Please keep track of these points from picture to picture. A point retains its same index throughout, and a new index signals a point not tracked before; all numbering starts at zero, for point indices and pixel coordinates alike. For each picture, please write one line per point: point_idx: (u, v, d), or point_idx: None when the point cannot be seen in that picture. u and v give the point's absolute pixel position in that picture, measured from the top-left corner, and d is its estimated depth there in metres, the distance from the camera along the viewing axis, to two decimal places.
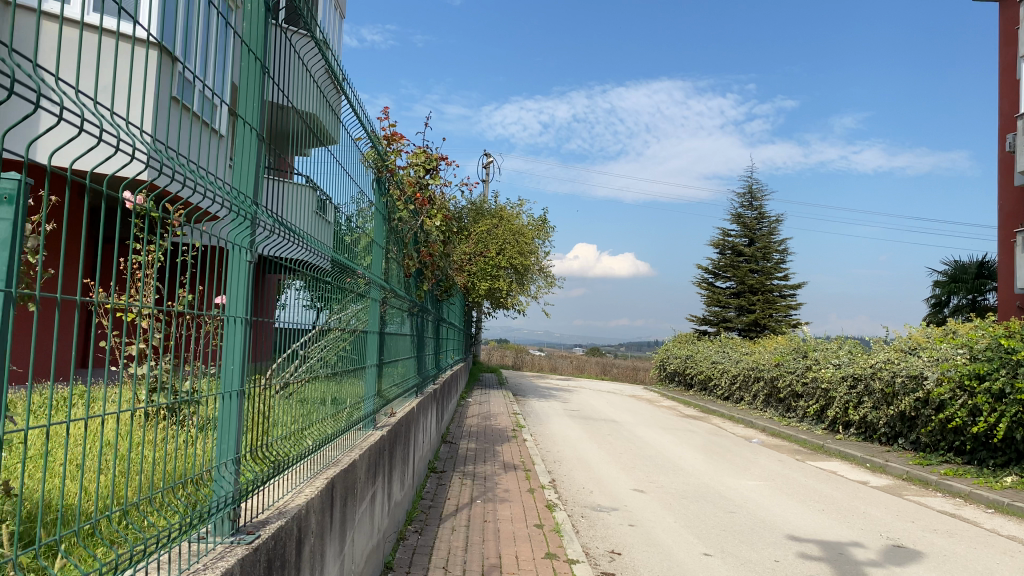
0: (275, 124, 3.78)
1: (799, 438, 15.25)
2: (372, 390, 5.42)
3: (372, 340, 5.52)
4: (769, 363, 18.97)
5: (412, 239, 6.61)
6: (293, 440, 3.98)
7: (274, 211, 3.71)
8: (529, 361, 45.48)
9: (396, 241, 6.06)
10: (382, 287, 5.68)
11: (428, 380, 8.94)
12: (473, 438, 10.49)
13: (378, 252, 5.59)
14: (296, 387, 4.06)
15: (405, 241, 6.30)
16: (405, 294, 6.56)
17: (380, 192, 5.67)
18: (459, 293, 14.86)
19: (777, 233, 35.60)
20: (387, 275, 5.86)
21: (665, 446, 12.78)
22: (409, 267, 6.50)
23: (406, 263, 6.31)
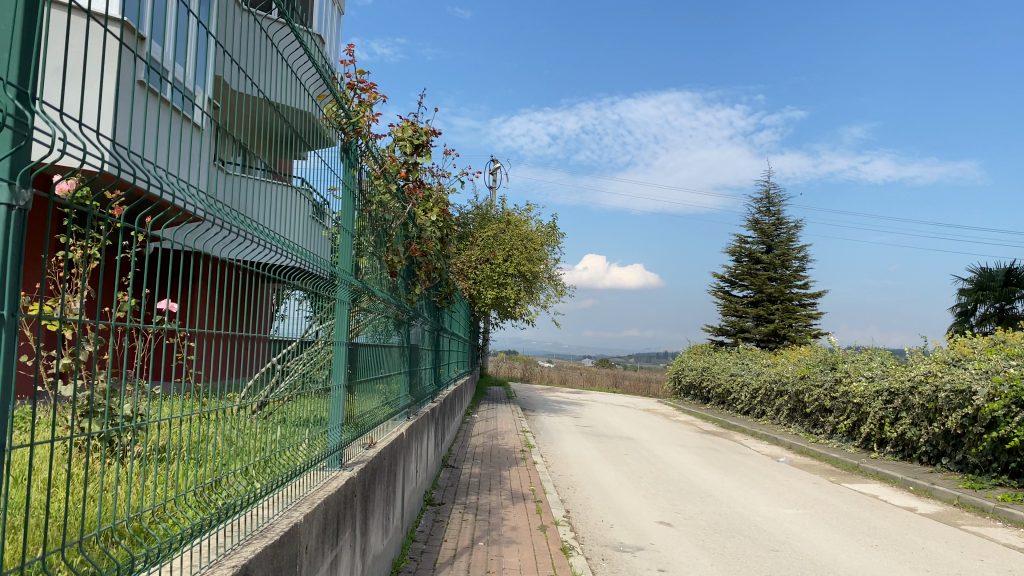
0: (254, 122, 3.33)
1: (830, 456, 14.15)
2: (338, 419, 4.47)
3: (342, 353, 4.55)
4: (793, 376, 17.89)
5: (400, 231, 5.63)
6: (266, 464, 3.56)
7: (244, 209, 3.24)
8: (538, 374, 44.55)
9: (375, 235, 5.07)
10: (351, 283, 4.61)
11: (425, 399, 7.97)
12: (477, 461, 9.49)
13: (348, 242, 4.57)
14: (275, 407, 3.64)
15: (389, 233, 5.34)
16: (390, 298, 5.57)
17: (348, 164, 4.61)
18: (462, 301, 13.89)
19: (795, 239, 34.54)
20: (362, 275, 4.86)
21: (687, 467, 11.75)
22: (396, 265, 5.51)
23: (390, 258, 5.31)
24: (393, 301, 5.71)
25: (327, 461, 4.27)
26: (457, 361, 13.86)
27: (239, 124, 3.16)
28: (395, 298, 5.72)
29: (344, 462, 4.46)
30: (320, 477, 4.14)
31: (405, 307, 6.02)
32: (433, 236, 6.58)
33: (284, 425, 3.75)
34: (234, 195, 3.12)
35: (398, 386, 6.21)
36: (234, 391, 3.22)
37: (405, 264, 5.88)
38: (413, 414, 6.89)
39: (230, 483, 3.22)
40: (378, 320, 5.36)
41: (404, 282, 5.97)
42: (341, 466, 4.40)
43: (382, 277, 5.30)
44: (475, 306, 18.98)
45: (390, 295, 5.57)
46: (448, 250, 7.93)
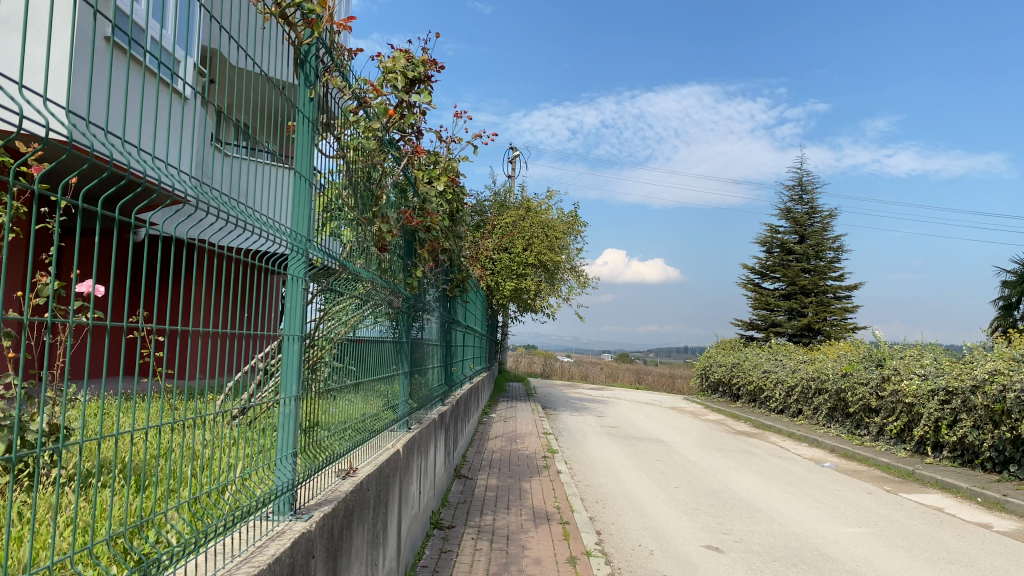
0: (261, 102, 2.96)
1: (879, 461, 12.98)
2: (289, 443, 3.33)
3: (297, 352, 3.39)
4: (834, 373, 16.70)
5: (390, 195, 4.55)
6: (252, 478, 3.01)
7: (246, 197, 2.87)
8: (558, 370, 43.54)
9: (354, 193, 3.97)
10: (312, 254, 3.42)
11: (434, 402, 6.95)
12: (494, 470, 8.44)
13: (307, 196, 3.40)
14: (258, 415, 3.02)
15: (377, 196, 4.28)
16: (378, 279, 4.45)
17: (308, 83, 3.39)
18: (477, 292, 12.84)
19: (830, 228, 33.15)
20: (330, 247, 3.68)
21: (726, 474, 10.66)
22: (387, 238, 4.41)
23: (379, 226, 4.22)
24: (383, 286, 4.59)
25: (275, 504, 3.16)
26: (473, 358, 12.78)
27: (241, 104, 2.78)
28: (385, 279, 4.60)
29: (297, 506, 3.31)
30: (260, 531, 3.01)
31: (398, 289, 4.87)
32: (439, 207, 5.47)
33: (271, 437, 3.18)
34: (234, 180, 2.76)
35: (393, 388, 5.11)
36: (210, 394, 2.65)
37: (399, 240, 4.79)
38: (416, 423, 5.81)
39: (170, 521, 2.49)
40: (361, 305, 4.27)
41: (399, 260, 4.87)
42: (296, 512, 3.26)
43: (363, 252, 4.13)
44: (493, 298, 17.96)
45: (375, 275, 4.39)
46: (461, 231, 6.88)
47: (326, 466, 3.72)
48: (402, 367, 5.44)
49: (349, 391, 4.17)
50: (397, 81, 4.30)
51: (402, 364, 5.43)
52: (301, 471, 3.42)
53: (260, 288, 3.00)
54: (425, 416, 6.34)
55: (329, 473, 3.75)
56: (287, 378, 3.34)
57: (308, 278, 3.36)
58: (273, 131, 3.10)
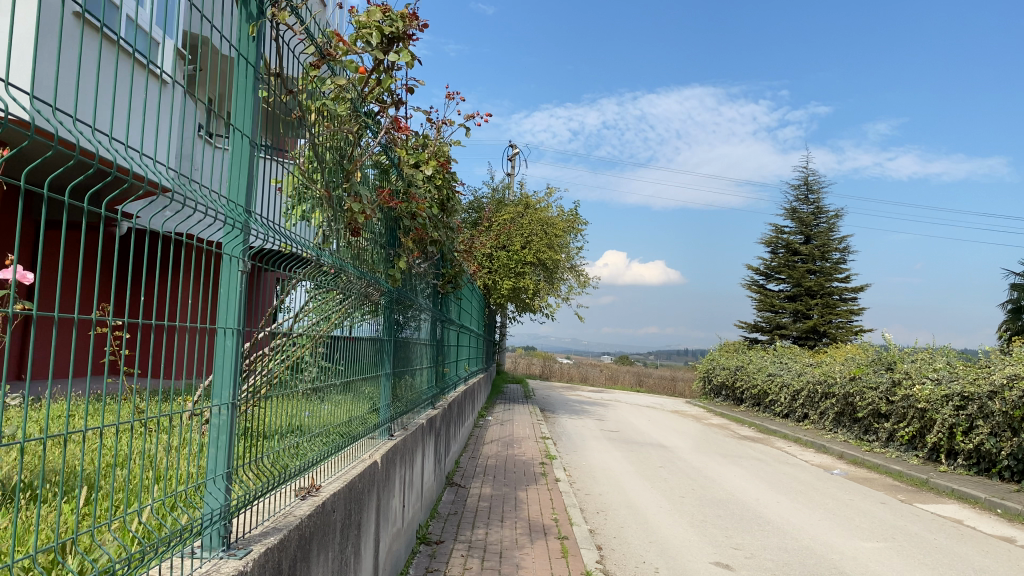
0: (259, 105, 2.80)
1: (890, 469, 12.51)
2: (220, 462, 2.71)
3: (230, 349, 2.67)
4: (841, 376, 16.22)
5: (365, 172, 4.03)
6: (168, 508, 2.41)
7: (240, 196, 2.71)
8: (558, 371, 43.09)
9: (321, 165, 3.42)
10: (273, 240, 2.90)
11: (421, 406, 6.42)
12: (489, 478, 7.99)
13: (249, 162, 2.72)
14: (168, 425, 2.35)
15: (347, 170, 3.75)
16: (353, 269, 3.94)
17: (247, 21, 2.69)
18: (473, 291, 12.40)
19: (836, 229, 32.66)
20: (300, 235, 3.21)
21: (733, 482, 10.20)
22: (360, 220, 3.88)
23: (351, 206, 3.72)
24: (359, 277, 4.09)
25: (203, 539, 2.58)
26: (469, 359, 12.31)
27: (235, 103, 2.63)
28: (361, 270, 4.09)
29: (232, 541, 2.71)
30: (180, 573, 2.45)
31: (377, 283, 4.36)
32: (426, 194, 4.97)
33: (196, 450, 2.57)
34: (228, 179, 2.62)
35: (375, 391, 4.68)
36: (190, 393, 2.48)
37: (376, 224, 4.28)
38: (401, 429, 5.33)
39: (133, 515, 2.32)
40: (343, 300, 3.95)
41: (379, 249, 4.37)
42: (227, 546, 2.66)
43: (334, 237, 3.64)
44: (491, 297, 17.49)
45: (348, 266, 3.88)
46: (452, 223, 6.39)
47: (281, 487, 3.19)
48: (383, 368, 4.94)
49: (316, 396, 3.67)
50: (370, 37, 3.79)
51: (384, 365, 4.93)
52: (239, 495, 2.80)
53: (218, 280, 2.57)
54: (412, 421, 5.86)
55: (289, 491, 3.25)
56: (221, 383, 2.66)
57: (247, 255, 2.70)
58: (269, 128, 2.91)
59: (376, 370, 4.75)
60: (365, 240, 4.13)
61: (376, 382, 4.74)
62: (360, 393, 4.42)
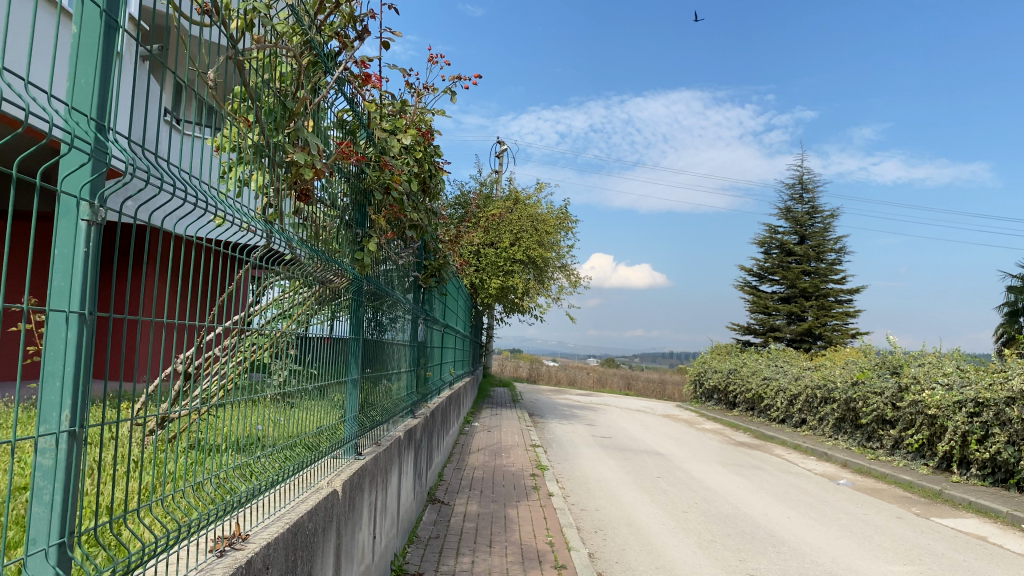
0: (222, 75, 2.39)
1: (898, 478, 11.88)
2: (53, 528, 1.80)
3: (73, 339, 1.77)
4: (842, 381, 15.58)
5: (320, 121, 3.24)
6: None
7: (198, 178, 2.29)
8: (546, 373, 42.39)
9: (251, 96, 2.62)
10: (202, 205, 2.26)
11: (399, 417, 5.66)
12: (476, 493, 7.22)
13: (103, 41, 1.83)
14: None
15: (292, 111, 2.95)
16: (306, 250, 3.13)
17: None
18: (458, 289, 11.69)
19: (831, 229, 32.14)
20: (240, 204, 2.55)
21: (737, 495, 9.53)
22: (309, 181, 3.11)
23: (296, 159, 2.92)
24: (318, 263, 3.30)
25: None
26: (453, 361, 11.57)
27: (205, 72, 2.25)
28: (317, 253, 3.28)
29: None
30: None
31: (342, 273, 3.56)
32: (404, 168, 4.19)
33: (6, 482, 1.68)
34: (193, 160, 2.24)
35: (341, 400, 3.90)
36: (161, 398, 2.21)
37: (337, 195, 3.51)
38: (373, 444, 4.57)
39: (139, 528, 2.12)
40: (308, 288, 3.25)
41: (344, 227, 3.59)
42: None
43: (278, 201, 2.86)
44: (478, 296, 16.75)
45: (304, 252, 3.11)
46: (433, 206, 5.59)
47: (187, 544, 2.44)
48: (350, 375, 4.13)
49: (260, 413, 2.90)
50: None
51: (350, 370, 4.10)
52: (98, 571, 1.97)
53: (149, 254, 1.99)
54: (385, 435, 5.04)
55: (198, 545, 2.44)
56: (46, 402, 1.76)
57: (104, 202, 1.81)
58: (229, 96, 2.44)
59: (341, 377, 3.93)
60: (322, 212, 3.34)
61: (341, 392, 3.92)
62: (319, 406, 3.61)
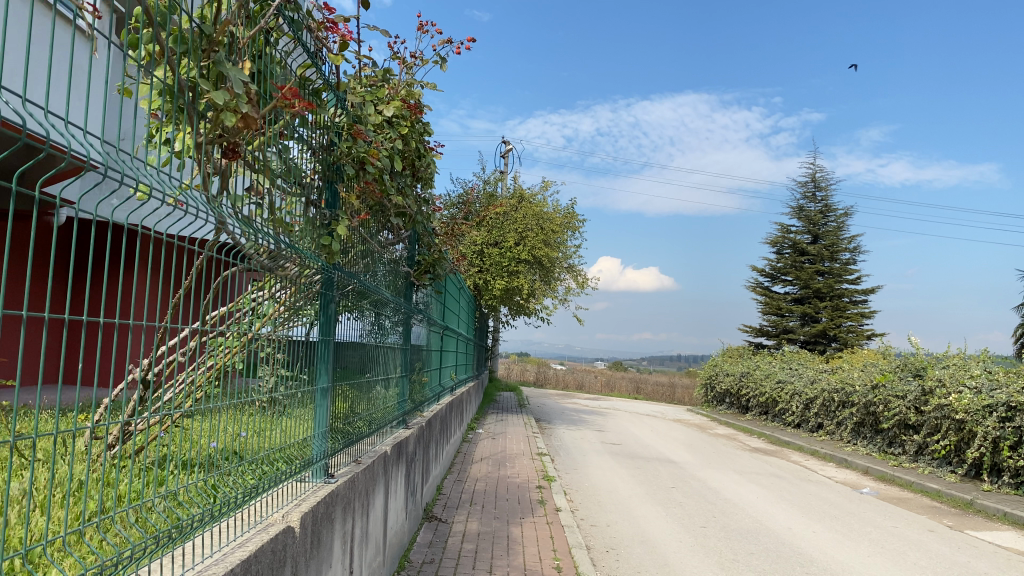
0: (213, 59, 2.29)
1: (923, 486, 11.29)
2: None
3: None
4: (862, 384, 14.96)
5: (262, 65, 2.60)
6: None
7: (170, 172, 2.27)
8: (553, 377, 41.77)
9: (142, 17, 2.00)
10: (123, 178, 2.02)
11: (386, 430, 5.11)
12: (477, 509, 6.67)
13: None
14: None
15: (214, 46, 2.31)
16: (246, 234, 2.58)
17: None
18: (459, 291, 11.19)
19: (845, 227, 31.50)
20: (166, 174, 2.23)
21: (756, 506, 8.96)
22: (242, 137, 2.52)
23: (213, 100, 2.24)
24: (270, 246, 2.77)
25: None
26: (456, 366, 10.94)
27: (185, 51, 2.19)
28: (265, 234, 2.72)
29: None
30: None
31: (301, 258, 3.00)
32: (389, 145, 3.68)
33: None
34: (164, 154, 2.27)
35: (303, 409, 3.40)
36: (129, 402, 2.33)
37: (302, 169, 2.99)
38: (347, 460, 4.02)
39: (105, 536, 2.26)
40: (260, 281, 2.81)
41: (311, 208, 3.09)
42: None
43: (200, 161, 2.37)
44: (482, 297, 16.21)
45: (244, 234, 2.57)
46: (425, 193, 5.06)
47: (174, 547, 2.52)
48: (319, 384, 3.62)
49: (215, 425, 2.62)
50: None
51: (319, 378, 3.58)
52: None
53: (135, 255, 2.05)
54: (367, 450, 4.51)
55: None
56: None
57: None
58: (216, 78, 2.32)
59: (307, 386, 3.43)
60: (273, 177, 2.78)
61: (306, 403, 3.42)
62: (276, 420, 3.12)
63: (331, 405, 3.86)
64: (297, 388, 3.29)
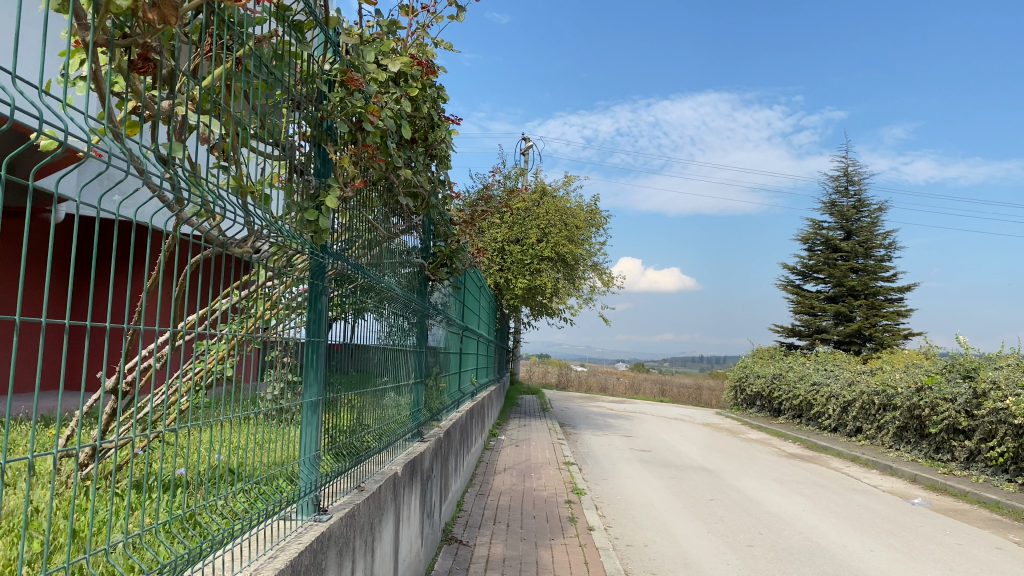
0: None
1: (980, 496, 10.52)
2: None
3: None
4: (905, 386, 14.16)
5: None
6: None
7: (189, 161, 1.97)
8: (576, 380, 41.09)
9: None
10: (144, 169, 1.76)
11: (397, 447, 4.48)
12: (502, 529, 6.02)
13: None
14: None
15: None
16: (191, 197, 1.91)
17: None
18: (480, 289, 10.56)
19: (879, 223, 30.55)
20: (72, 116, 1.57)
21: (804, 521, 8.26)
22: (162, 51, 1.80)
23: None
24: (235, 220, 2.14)
25: None
26: (476, 370, 10.26)
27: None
28: (217, 196, 2.04)
29: None
30: None
31: (274, 237, 2.35)
32: (392, 106, 3.03)
33: None
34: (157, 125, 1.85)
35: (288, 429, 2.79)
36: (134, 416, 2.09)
37: (281, 126, 2.37)
38: (344, 488, 3.38)
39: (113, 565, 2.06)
40: (225, 268, 2.16)
41: (294, 176, 2.47)
42: None
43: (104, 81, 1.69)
44: (504, 297, 15.59)
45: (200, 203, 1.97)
46: (442, 174, 4.44)
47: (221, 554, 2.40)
48: (310, 397, 2.98)
49: (218, 438, 2.27)
50: None
51: (309, 390, 2.94)
52: None
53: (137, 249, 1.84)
54: (374, 471, 3.89)
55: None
56: None
57: None
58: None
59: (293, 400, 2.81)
60: (237, 125, 2.13)
61: (293, 421, 2.81)
62: (280, 430, 2.71)
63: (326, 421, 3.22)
64: (282, 401, 2.68)
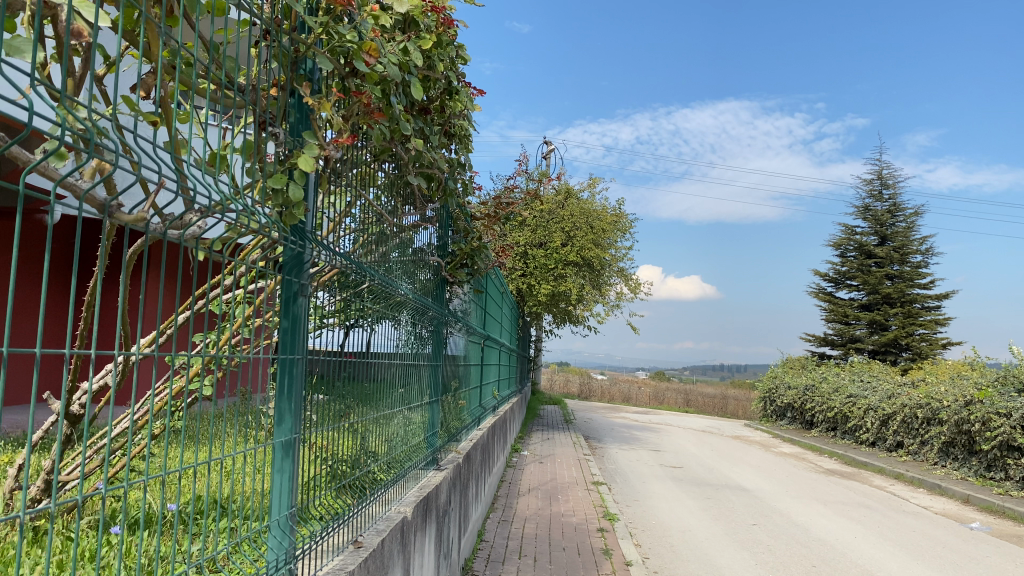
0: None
1: None
2: None
3: None
4: (953, 399, 13.30)
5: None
6: None
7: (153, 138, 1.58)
8: (598, 389, 40.29)
9: None
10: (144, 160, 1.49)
11: (408, 478, 3.81)
12: (529, 565, 5.35)
13: None
14: None
15: None
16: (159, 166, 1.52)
17: None
18: (501, 295, 9.97)
19: (915, 227, 29.61)
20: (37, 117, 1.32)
21: (857, 550, 7.50)
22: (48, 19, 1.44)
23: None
24: (167, 182, 1.51)
25: None
26: (497, 382, 9.58)
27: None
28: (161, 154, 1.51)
29: None
30: None
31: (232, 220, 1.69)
32: (398, 52, 2.37)
33: None
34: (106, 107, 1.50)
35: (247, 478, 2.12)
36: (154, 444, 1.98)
37: (240, 60, 1.74)
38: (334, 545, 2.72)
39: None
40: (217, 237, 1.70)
41: (263, 132, 1.83)
42: None
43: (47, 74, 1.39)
44: (527, 302, 14.97)
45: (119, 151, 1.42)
46: (460, 156, 3.83)
47: None
48: (282, 435, 2.35)
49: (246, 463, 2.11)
50: None
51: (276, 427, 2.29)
52: None
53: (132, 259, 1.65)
54: (379, 516, 3.22)
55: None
56: None
57: None
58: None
59: (258, 440, 2.19)
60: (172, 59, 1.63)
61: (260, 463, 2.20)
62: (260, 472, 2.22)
63: (313, 462, 2.58)
64: (248, 445, 2.10)
